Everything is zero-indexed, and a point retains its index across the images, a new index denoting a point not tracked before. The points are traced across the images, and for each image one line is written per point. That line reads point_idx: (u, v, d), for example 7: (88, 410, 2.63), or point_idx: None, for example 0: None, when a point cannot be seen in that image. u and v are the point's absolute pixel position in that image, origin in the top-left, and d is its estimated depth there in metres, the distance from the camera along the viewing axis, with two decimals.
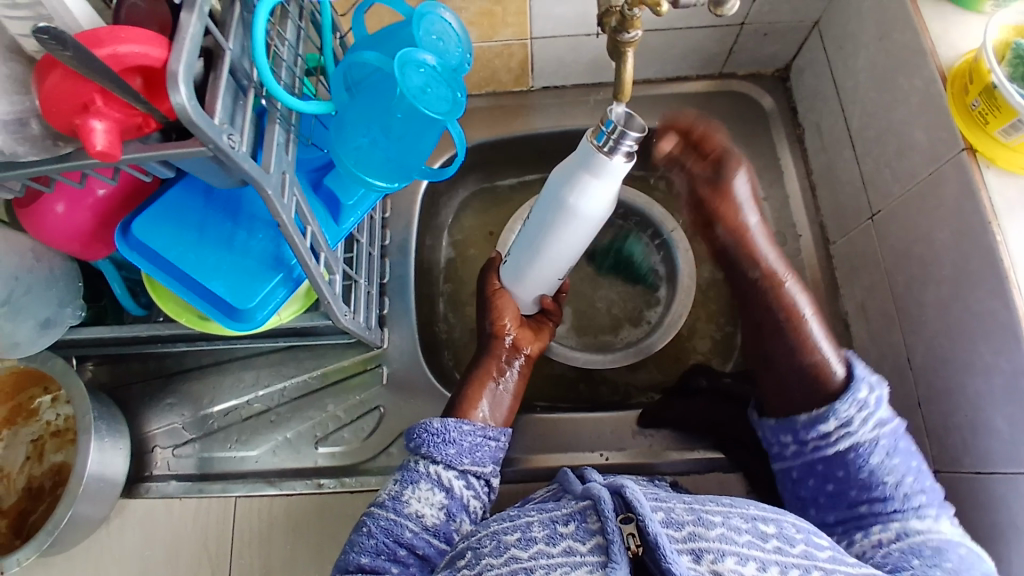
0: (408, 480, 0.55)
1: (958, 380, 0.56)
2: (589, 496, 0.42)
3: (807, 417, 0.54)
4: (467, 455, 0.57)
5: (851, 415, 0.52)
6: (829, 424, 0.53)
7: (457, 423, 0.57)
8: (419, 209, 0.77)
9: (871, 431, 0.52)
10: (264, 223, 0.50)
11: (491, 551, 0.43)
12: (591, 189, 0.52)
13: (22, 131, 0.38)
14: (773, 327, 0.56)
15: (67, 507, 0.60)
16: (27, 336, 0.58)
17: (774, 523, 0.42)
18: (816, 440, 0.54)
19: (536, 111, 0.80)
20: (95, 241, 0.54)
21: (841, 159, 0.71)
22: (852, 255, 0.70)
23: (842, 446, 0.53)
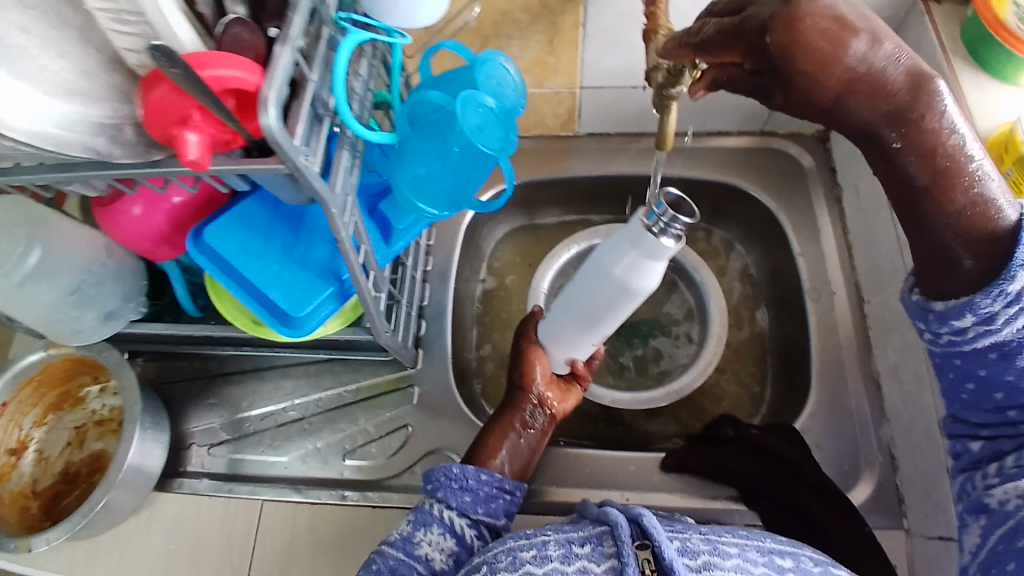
0: (420, 521, 0.56)
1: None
2: (607, 521, 0.43)
3: (941, 306, 0.46)
4: (482, 505, 0.58)
5: (995, 311, 0.43)
6: (965, 319, 0.45)
7: (476, 472, 0.59)
8: (462, 239, 0.80)
9: (1022, 328, 0.43)
10: (323, 239, 0.54)
11: (507, 566, 0.43)
12: (636, 265, 0.55)
13: (117, 137, 0.43)
14: (917, 199, 0.45)
15: (103, 492, 0.63)
16: (90, 325, 0.62)
17: (791, 557, 0.42)
18: (950, 334, 0.46)
19: (578, 156, 0.83)
20: (165, 243, 0.58)
21: (876, 219, 0.71)
22: (886, 315, 0.69)
23: (983, 344, 0.45)
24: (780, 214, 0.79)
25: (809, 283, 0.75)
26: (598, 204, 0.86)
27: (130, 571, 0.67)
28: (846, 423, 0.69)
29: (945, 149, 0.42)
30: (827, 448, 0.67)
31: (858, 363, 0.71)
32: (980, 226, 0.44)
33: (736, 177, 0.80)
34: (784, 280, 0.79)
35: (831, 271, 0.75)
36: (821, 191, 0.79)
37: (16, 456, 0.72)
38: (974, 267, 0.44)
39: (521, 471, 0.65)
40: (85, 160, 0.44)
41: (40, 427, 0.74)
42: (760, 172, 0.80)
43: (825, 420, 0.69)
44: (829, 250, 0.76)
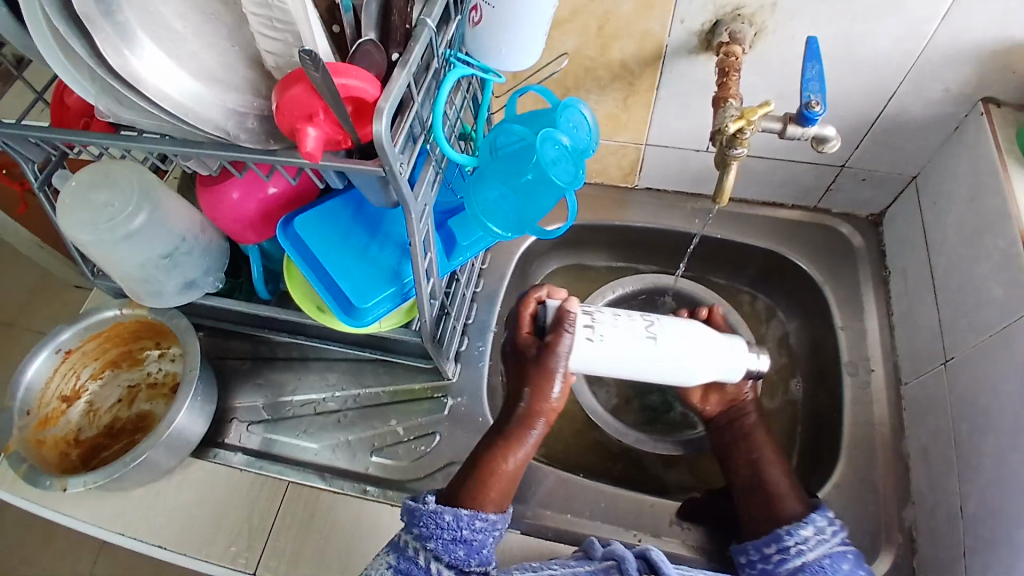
0: (403, 570, 0.55)
1: (1006, 533, 0.55)
2: (613, 556, 0.49)
3: (787, 525, 0.61)
4: (475, 557, 0.57)
5: (824, 525, 0.60)
6: (807, 529, 0.60)
7: (471, 518, 0.57)
8: (514, 267, 0.85)
9: (842, 544, 0.59)
10: (395, 243, 0.59)
11: None
12: (719, 347, 0.64)
13: (241, 123, 0.49)
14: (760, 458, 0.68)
15: (147, 447, 0.67)
16: (170, 290, 0.67)
17: None
18: (795, 546, 0.59)
19: (635, 206, 0.87)
20: (251, 227, 0.64)
21: (921, 303, 0.73)
22: (921, 398, 0.70)
23: (820, 553, 0.58)
24: (824, 287, 0.81)
25: (847, 357, 0.77)
26: (647, 254, 0.90)
27: (153, 528, 0.70)
28: (868, 498, 0.69)
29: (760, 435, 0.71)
30: (848, 521, 0.68)
31: (887, 442, 0.72)
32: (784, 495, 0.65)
33: (784, 247, 0.84)
34: (823, 352, 0.81)
35: (870, 349, 0.77)
36: (868, 271, 0.82)
37: (67, 403, 0.76)
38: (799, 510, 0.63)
39: (507, 498, 0.62)
40: (210, 140, 0.48)
41: (95, 380, 0.79)
42: (808, 245, 0.84)
43: (847, 493, 0.69)
44: (870, 328, 0.78)
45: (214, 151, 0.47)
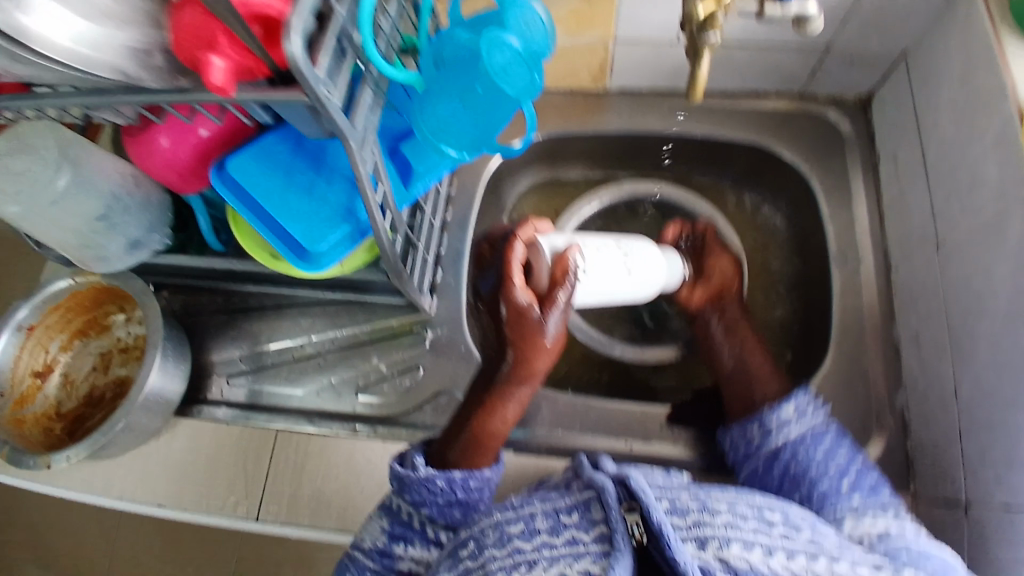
0: (399, 536, 0.57)
1: (1000, 414, 0.55)
2: (593, 486, 0.47)
3: (769, 405, 0.62)
4: (471, 513, 0.58)
5: (805, 402, 0.61)
6: (789, 407, 0.61)
7: (464, 481, 0.57)
8: (484, 188, 0.80)
9: (823, 420, 0.60)
10: (342, 177, 0.54)
11: (495, 543, 0.46)
12: (657, 261, 0.68)
13: (147, 61, 0.43)
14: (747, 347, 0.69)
15: (123, 414, 0.65)
16: (116, 253, 0.64)
17: (779, 511, 0.46)
18: (777, 423, 0.61)
19: (609, 110, 0.82)
20: (191, 175, 0.60)
21: (913, 188, 0.69)
22: (913, 285, 0.68)
23: (802, 430, 0.60)
24: (811, 179, 0.77)
25: (836, 249, 0.74)
26: (624, 160, 0.86)
27: (150, 488, 0.70)
28: (859, 388, 0.69)
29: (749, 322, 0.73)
30: (840, 412, 0.67)
31: (878, 331, 0.70)
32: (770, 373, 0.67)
33: (769, 139, 0.79)
34: (814, 243, 0.79)
35: (859, 239, 0.74)
36: (858, 158, 0.77)
37: (41, 378, 0.74)
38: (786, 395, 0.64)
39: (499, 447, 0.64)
40: (117, 85, 0.44)
41: (66, 351, 0.76)
42: (795, 135, 0.79)
43: (837, 386, 0.69)
44: (859, 217, 0.75)
45: (122, 96, 0.43)
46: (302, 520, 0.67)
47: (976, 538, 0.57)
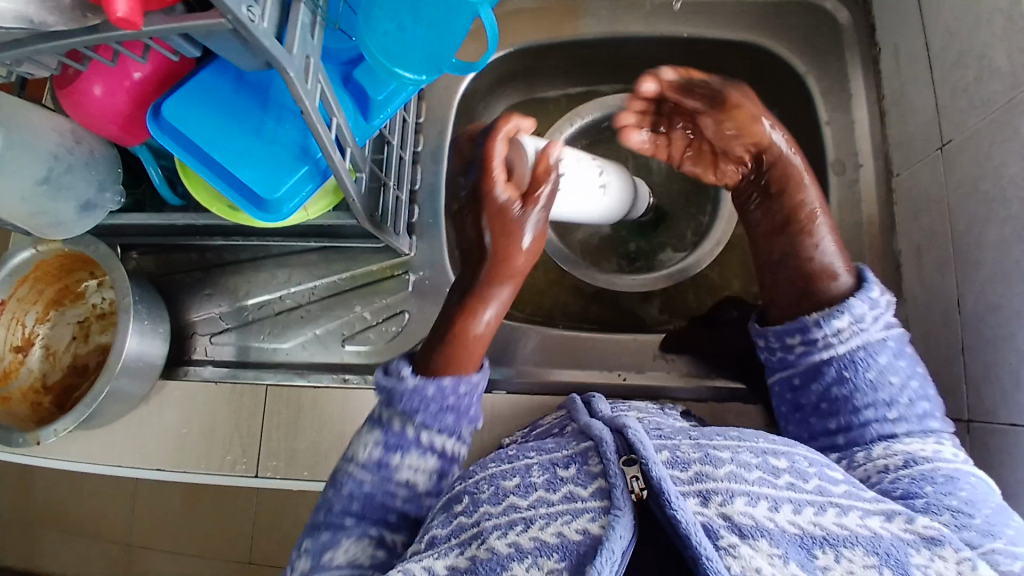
0: (394, 445, 0.52)
1: (1007, 328, 0.51)
2: (591, 437, 0.43)
3: (817, 313, 0.52)
4: (466, 418, 0.53)
5: (864, 311, 0.52)
6: (842, 319, 0.52)
7: (455, 386, 0.52)
8: (457, 111, 0.74)
9: (880, 331, 0.52)
10: (291, 112, 0.50)
11: (489, 498, 0.42)
12: (603, 196, 0.64)
13: (55, 2, 0.37)
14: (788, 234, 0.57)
15: (104, 382, 0.63)
16: (69, 217, 0.61)
17: (786, 456, 0.42)
18: (826, 338, 0.52)
19: (587, 14, 0.74)
20: (132, 125, 0.55)
21: (915, 82, 0.63)
22: (915, 191, 0.63)
23: (853, 345, 0.52)
24: (808, 79, 0.71)
25: (834, 155, 0.69)
26: (607, 71, 0.79)
27: (144, 455, 0.69)
28: None
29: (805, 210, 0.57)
30: None
31: (879, 241, 0.66)
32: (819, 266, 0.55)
33: (761, 36, 0.72)
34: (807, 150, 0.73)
35: (860, 141, 0.69)
36: (858, 52, 0.70)
37: (22, 353, 0.73)
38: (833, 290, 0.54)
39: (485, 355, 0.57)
40: (31, 34, 0.39)
41: (42, 323, 0.74)
42: (789, 32, 0.72)
43: None
44: (860, 117, 0.69)
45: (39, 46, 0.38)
46: (303, 474, 0.66)
47: (978, 456, 0.54)
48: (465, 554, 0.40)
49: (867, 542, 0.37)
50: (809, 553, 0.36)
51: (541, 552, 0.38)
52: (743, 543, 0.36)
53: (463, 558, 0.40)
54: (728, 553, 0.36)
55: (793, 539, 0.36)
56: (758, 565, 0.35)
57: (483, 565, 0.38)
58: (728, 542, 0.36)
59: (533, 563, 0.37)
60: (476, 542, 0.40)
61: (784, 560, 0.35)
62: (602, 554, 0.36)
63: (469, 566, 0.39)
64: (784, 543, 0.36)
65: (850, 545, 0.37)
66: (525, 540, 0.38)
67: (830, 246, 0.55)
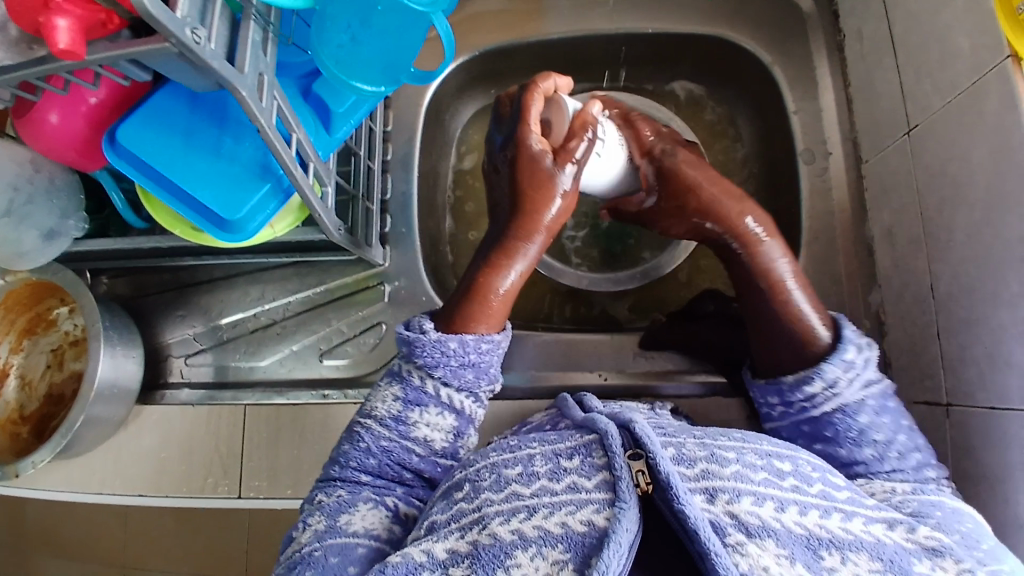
0: (413, 400, 0.52)
1: (982, 311, 0.52)
2: (595, 430, 0.43)
3: (792, 378, 0.53)
4: (484, 377, 0.54)
5: (836, 376, 0.51)
6: (814, 384, 0.52)
7: (477, 341, 0.53)
8: (425, 117, 0.74)
9: (859, 392, 0.51)
10: (249, 129, 0.50)
11: (490, 486, 0.43)
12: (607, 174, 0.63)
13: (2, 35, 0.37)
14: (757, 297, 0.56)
15: (80, 410, 0.62)
16: (32, 246, 0.60)
17: (790, 461, 0.42)
18: (802, 401, 0.53)
19: (549, 14, 0.74)
20: (92, 150, 0.54)
21: (878, 67, 0.64)
22: (884, 177, 0.63)
23: (830, 408, 0.51)
24: (773, 68, 0.71)
25: (802, 145, 0.70)
26: (573, 69, 0.79)
27: (125, 481, 0.68)
28: (832, 290, 0.66)
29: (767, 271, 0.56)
30: None
31: (850, 228, 0.67)
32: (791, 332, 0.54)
33: (725, 28, 0.72)
34: (778, 140, 0.74)
35: (827, 129, 0.69)
36: (822, 39, 0.70)
37: None
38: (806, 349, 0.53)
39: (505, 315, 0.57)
40: None
41: (17, 353, 0.73)
42: (752, 22, 0.72)
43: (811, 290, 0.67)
44: (826, 105, 0.69)
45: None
46: (286, 492, 0.65)
47: (957, 439, 0.55)
48: (465, 538, 0.40)
49: (871, 547, 0.37)
50: (815, 554, 0.36)
51: (545, 541, 0.38)
52: (750, 541, 0.36)
53: (463, 544, 0.40)
54: (735, 550, 0.36)
55: (799, 539, 0.37)
56: (766, 563, 0.35)
57: (485, 552, 0.38)
58: (735, 539, 0.36)
59: (537, 552, 0.37)
60: (477, 527, 0.41)
61: (791, 560, 0.35)
62: (610, 547, 0.36)
63: (470, 551, 0.39)
64: (791, 544, 0.36)
65: (855, 549, 0.37)
66: (528, 528, 0.39)
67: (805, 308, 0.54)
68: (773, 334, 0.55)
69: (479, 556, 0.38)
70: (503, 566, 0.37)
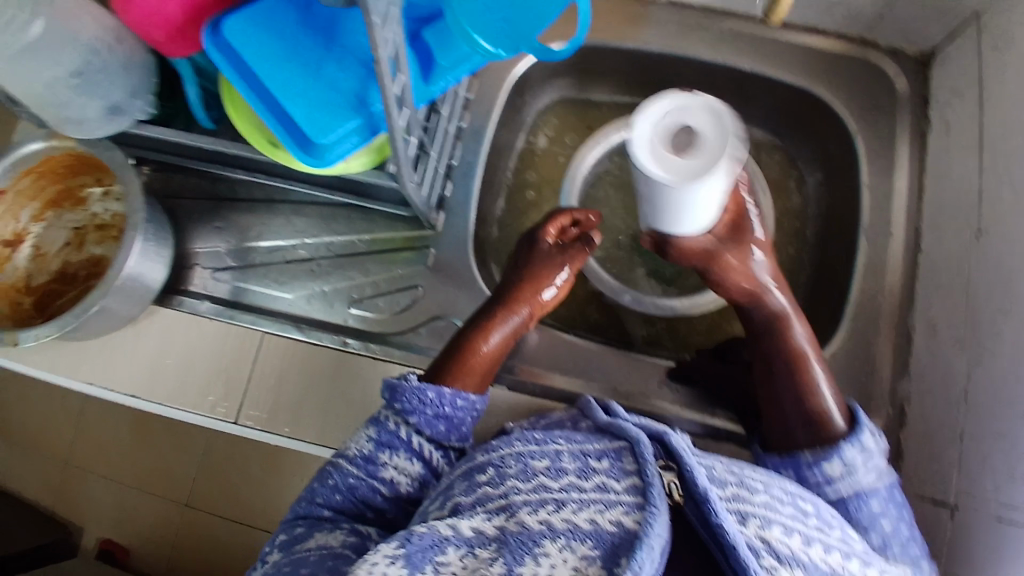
0: (386, 443, 0.53)
1: (1012, 422, 0.52)
2: (625, 437, 0.42)
3: (811, 455, 0.52)
4: (454, 432, 0.55)
5: (856, 460, 0.51)
6: (834, 466, 0.51)
7: (453, 397, 0.55)
8: (507, 95, 0.73)
9: (873, 478, 0.51)
10: (353, 60, 0.48)
11: (517, 474, 0.41)
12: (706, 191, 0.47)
13: None
14: (777, 374, 0.58)
15: (97, 298, 0.59)
16: (93, 117, 0.58)
17: (812, 503, 0.41)
18: (819, 481, 0.51)
19: (651, 25, 0.73)
20: (180, 37, 0.52)
21: (963, 161, 0.64)
22: (941, 268, 0.64)
23: (844, 490, 0.51)
24: (857, 136, 0.71)
25: (869, 219, 0.69)
26: (658, 86, 0.79)
27: (120, 379, 0.66)
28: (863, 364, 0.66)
29: (789, 335, 0.58)
30: (840, 387, 0.66)
31: (897, 310, 0.67)
32: (808, 411, 0.55)
33: (818, 85, 0.72)
34: (844, 208, 0.74)
35: (895, 208, 0.69)
36: (909, 120, 0.71)
37: (11, 247, 0.69)
38: (811, 436, 0.54)
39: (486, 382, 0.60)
40: None
41: (38, 223, 0.70)
42: (846, 88, 0.72)
43: (842, 360, 0.67)
44: (900, 185, 0.69)
45: None
46: (282, 430, 0.63)
47: (956, 539, 0.55)
48: (492, 522, 0.38)
49: None
50: None
51: (574, 535, 0.36)
52: (782, 568, 0.35)
53: (490, 526, 0.38)
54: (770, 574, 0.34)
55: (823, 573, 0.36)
56: None
57: (513, 538, 0.36)
58: (769, 564, 0.35)
59: (566, 544, 0.35)
60: (504, 514, 0.39)
61: None
62: (643, 548, 0.34)
63: (498, 535, 0.37)
64: None
65: None
66: (557, 520, 0.37)
67: (827, 393, 0.55)
68: (782, 412, 0.57)
69: (507, 541, 0.36)
70: (531, 554, 0.35)
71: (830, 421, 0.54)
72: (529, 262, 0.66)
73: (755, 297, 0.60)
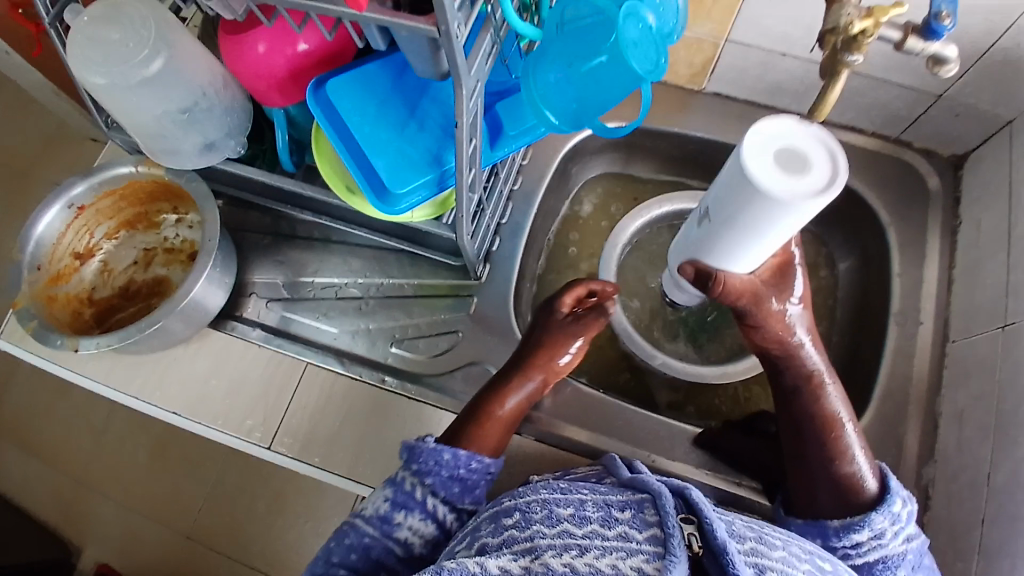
0: (400, 503, 0.54)
1: None
2: (648, 490, 0.43)
3: (840, 522, 0.53)
4: (469, 494, 0.56)
5: (885, 527, 0.52)
6: (863, 534, 0.52)
7: (468, 458, 0.56)
8: (558, 163, 0.78)
9: (900, 545, 0.52)
10: (434, 123, 0.54)
11: (543, 520, 0.42)
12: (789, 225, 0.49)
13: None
14: (807, 452, 0.58)
15: (162, 315, 0.64)
16: (189, 149, 0.65)
17: (829, 562, 0.43)
18: (845, 548, 0.53)
19: (698, 111, 0.79)
20: (278, 89, 0.58)
21: (991, 259, 0.67)
22: (968, 360, 0.65)
23: (872, 557, 0.52)
24: (890, 228, 0.74)
25: (898, 306, 0.72)
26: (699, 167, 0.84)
27: (166, 395, 0.69)
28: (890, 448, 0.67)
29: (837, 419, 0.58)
30: None
31: (924, 398, 0.68)
32: (839, 482, 0.56)
33: (854, 176, 0.76)
34: (873, 294, 0.76)
35: (924, 297, 0.71)
36: (939, 217, 0.74)
37: (81, 261, 0.73)
38: (840, 505, 0.55)
39: (504, 443, 0.62)
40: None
41: (110, 240, 0.75)
42: (880, 182, 0.76)
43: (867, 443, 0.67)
44: (930, 277, 0.72)
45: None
46: (314, 460, 0.65)
47: None
48: (518, 562, 0.40)
49: None
50: None
51: None
52: None
53: (515, 565, 0.40)
54: None
55: None
56: None
57: None
58: None
59: None
60: (529, 555, 0.40)
61: None
62: None
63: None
64: None
65: None
66: (579, 564, 0.38)
67: (860, 459, 0.56)
68: (813, 485, 0.57)
69: None
70: None
71: (862, 488, 0.55)
72: (546, 329, 0.68)
73: (808, 380, 0.60)
